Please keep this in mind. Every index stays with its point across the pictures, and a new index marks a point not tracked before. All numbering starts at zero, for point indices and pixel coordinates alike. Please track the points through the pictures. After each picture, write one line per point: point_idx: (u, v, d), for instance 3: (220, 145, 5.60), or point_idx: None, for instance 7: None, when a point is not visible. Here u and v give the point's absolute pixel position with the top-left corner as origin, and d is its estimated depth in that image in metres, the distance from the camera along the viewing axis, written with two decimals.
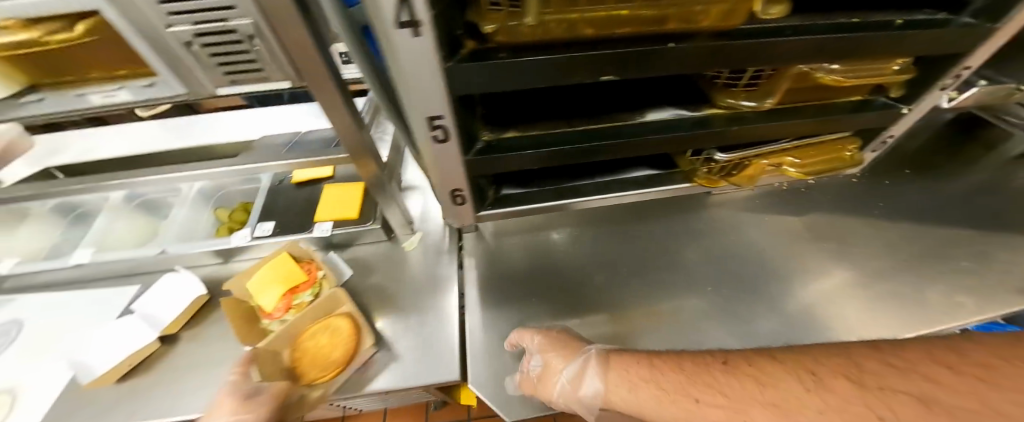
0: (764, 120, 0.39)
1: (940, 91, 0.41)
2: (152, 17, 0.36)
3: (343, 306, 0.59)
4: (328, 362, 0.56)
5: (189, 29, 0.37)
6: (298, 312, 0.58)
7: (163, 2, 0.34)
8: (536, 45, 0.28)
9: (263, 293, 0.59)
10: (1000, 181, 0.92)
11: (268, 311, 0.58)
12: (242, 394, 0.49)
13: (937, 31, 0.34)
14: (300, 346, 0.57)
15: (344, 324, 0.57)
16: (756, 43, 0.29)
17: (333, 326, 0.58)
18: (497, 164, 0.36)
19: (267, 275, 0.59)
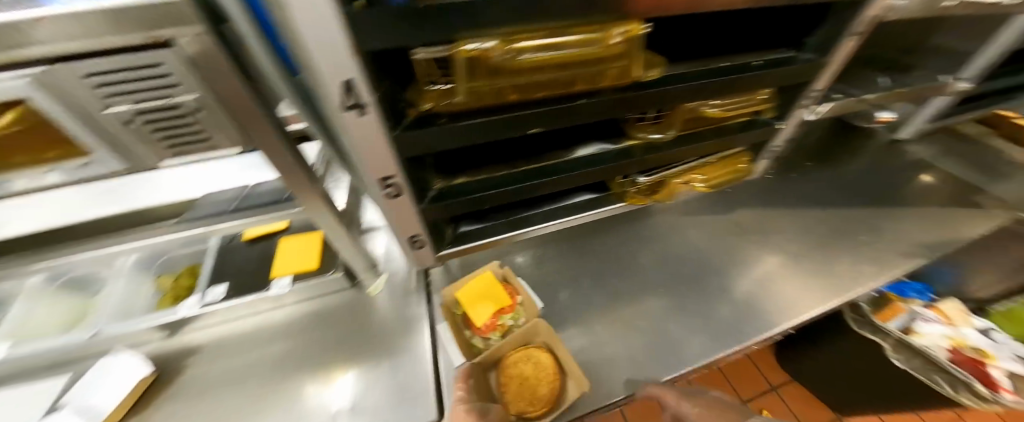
0: (672, 147, 0.46)
1: (803, 108, 0.51)
2: (88, 101, 0.36)
3: (538, 338, 0.64)
4: (538, 398, 0.58)
5: (128, 109, 0.38)
6: (501, 333, 0.63)
7: (101, 86, 0.35)
8: (471, 110, 0.32)
9: (474, 307, 0.64)
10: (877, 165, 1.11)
11: (478, 325, 0.63)
12: (475, 412, 0.51)
13: (785, 69, 0.44)
14: (507, 372, 0.61)
15: (547, 359, 0.61)
16: (647, 94, 0.36)
17: (533, 357, 0.62)
18: (450, 208, 0.39)
19: (477, 289, 0.65)
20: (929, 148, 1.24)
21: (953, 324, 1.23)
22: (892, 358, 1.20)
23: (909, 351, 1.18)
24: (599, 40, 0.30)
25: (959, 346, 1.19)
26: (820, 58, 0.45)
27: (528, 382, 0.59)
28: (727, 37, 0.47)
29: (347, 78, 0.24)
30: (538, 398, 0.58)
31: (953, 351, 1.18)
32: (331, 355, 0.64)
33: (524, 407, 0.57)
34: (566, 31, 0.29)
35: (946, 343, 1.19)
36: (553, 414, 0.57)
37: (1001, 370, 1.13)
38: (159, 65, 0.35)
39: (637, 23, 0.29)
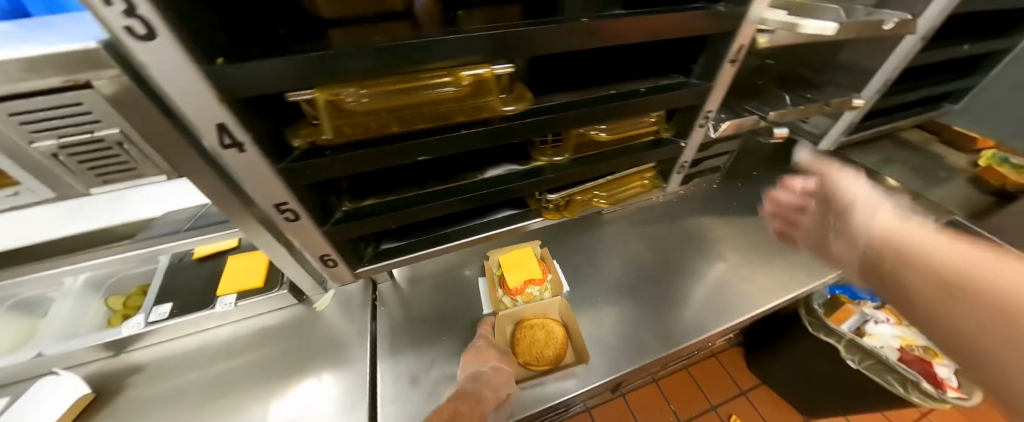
0: (572, 167, 0.50)
1: (701, 128, 0.55)
2: (13, 137, 0.39)
3: (558, 314, 0.75)
4: (542, 354, 0.67)
5: (53, 144, 0.41)
6: (526, 299, 0.75)
7: (24, 125, 0.38)
8: (354, 143, 0.36)
9: (511, 271, 0.77)
10: None
11: (511, 287, 0.76)
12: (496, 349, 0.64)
13: (671, 93, 0.47)
14: (521, 332, 0.72)
15: (560, 330, 0.71)
16: (522, 123, 0.40)
17: (548, 327, 0.72)
18: (354, 229, 0.42)
19: (519, 260, 0.79)
20: None
21: (902, 324, 1.27)
22: (845, 359, 1.24)
23: (861, 351, 1.20)
24: (457, 81, 0.35)
25: (909, 346, 1.23)
26: (705, 82, 0.49)
27: (539, 344, 0.69)
28: (622, 66, 0.52)
29: (219, 122, 0.29)
30: (542, 354, 0.67)
31: (903, 350, 1.21)
32: (273, 370, 0.66)
33: (530, 357, 0.67)
34: (421, 75, 0.33)
35: (896, 343, 1.23)
36: (552, 370, 0.64)
37: (948, 367, 1.16)
38: (81, 106, 0.39)
39: (485, 67, 0.34)
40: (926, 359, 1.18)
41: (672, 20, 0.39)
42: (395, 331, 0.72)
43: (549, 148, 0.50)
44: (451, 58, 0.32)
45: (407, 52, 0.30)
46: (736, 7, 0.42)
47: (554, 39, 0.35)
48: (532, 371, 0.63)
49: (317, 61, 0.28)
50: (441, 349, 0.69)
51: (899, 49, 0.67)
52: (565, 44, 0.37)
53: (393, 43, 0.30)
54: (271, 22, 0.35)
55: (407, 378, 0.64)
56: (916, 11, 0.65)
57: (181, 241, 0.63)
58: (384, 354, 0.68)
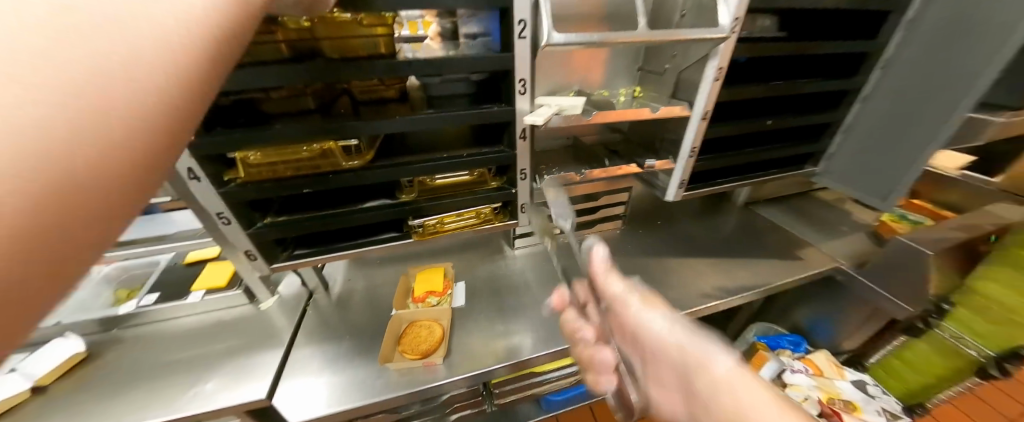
0: (424, 201, 0.74)
1: (525, 180, 0.77)
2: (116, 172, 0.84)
3: (443, 320, 0.93)
4: (417, 347, 0.85)
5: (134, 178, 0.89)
6: (425, 305, 0.94)
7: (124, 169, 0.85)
8: (266, 179, 0.64)
9: (420, 283, 0.99)
10: (722, 223, 1.32)
11: (417, 295, 0.96)
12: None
13: (483, 157, 0.72)
14: (412, 330, 0.90)
15: (438, 332, 0.89)
16: (370, 171, 0.66)
17: (432, 328, 0.90)
18: (266, 232, 0.68)
19: (428, 276, 1.01)
20: (787, 206, 1.41)
21: (823, 377, 1.17)
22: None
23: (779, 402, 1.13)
24: (319, 149, 0.64)
25: (829, 399, 1.12)
26: (511, 151, 0.73)
27: (419, 339, 0.87)
28: (466, 140, 0.78)
29: (188, 166, 0.58)
30: (417, 348, 0.85)
31: (823, 403, 1.10)
32: (217, 349, 0.89)
33: (407, 349, 0.85)
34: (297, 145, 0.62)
35: (817, 395, 1.11)
36: (417, 360, 0.82)
37: None
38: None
39: (332, 142, 0.62)
40: (842, 412, 1.08)
41: (460, 116, 0.66)
42: (316, 329, 0.96)
43: (411, 190, 0.75)
44: (311, 137, 0.60)
45: (283, 133, 0.58)
46: (508, 106, 0.68)
47: (378, 126, 0.63)
48: (405, 357, 0.83)
49: (236, 139, 0.57)
50: (343, 345, 0.90)
51: (688, 126, 0.84)
52: (389, 127, 0.63)
53: (275, 131, 0.58)
54: (235, 116, 0.65)
55: (312, 364, 0.86)
56: (692, 98, 0.83)
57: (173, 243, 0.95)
58: (302, 344, 0.91)
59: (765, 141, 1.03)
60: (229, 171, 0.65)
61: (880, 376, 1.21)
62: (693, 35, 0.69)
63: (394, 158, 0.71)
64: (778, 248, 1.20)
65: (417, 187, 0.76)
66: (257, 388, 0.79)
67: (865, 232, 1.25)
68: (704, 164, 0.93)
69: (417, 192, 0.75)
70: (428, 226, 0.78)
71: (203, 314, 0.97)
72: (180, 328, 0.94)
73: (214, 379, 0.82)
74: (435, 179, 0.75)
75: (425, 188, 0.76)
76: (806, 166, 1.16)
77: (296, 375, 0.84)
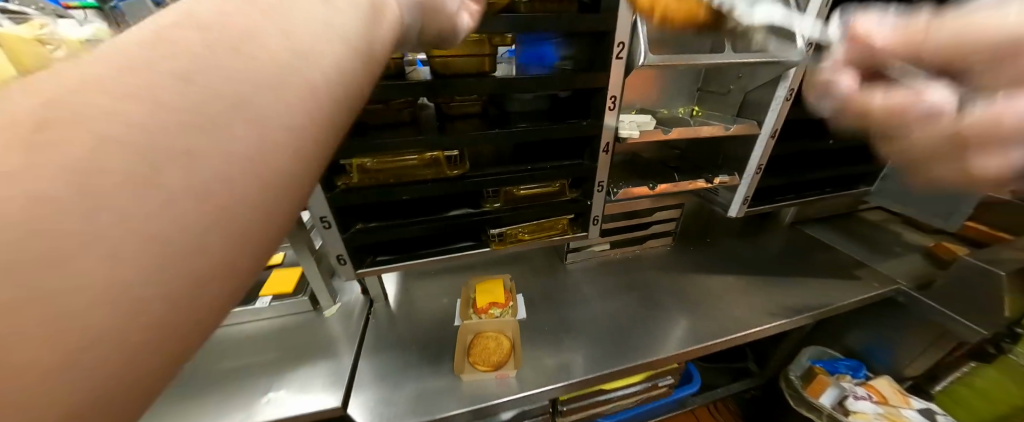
0: (507, 211, 0.76)
1: (600, 193, 0.79)
2: None
3: (507, 333, 0.93)
4: (489, 359, 0.85)
5: None
6: (489, 317, 0.95)
7: None
8: (368, 186, 0.66)
9: (483, 294, 0.99)
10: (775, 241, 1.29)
11: (480, 306, 0.96)
12: None
13: (565, 168, 0.75)
14: (479, 340, 0.90)
15: (507, 343, 0.89)
16: (468, 181, 0.69)
17: (499, 339, 0.90)
18: (362, 238, 0.70)
19: (489, 288, 1.01)
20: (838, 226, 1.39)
21: (888, 405, 1.12)
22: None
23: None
24: (428, 157, 0.66)
25: None
26: (592, 162, 0.76)
27: (488, 350, 0.88)
28: (545, 151, 0.81)
29: None
30: (489, 360, 0.85)
31: None
32: (304, 349, 0.92)
33: (477, 360, 0.85)
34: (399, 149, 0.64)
35: None
36: (491, 371, 0.83)
37: None
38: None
39: (440, 152, 0.65)
40: None
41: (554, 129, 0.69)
42: (379, 336, 0.96)
43: (493, 199, 0.78)
44: (420, 146, 0.64)
45: (396, 145, 0.62)
46: (595, 122, 0.71)
47: (476, 137, 0.66)
48: (478, 370, 0.84)
49: (353, 146, 0.61)
50: (410, 354, 0.90)
51: (757, 143, 0.87)
52: (489, 137, 0.67)
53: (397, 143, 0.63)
54: None
55: (379, 371, 0.86)
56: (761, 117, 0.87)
57: None
58: (366, 353, 0.91)
59: (823, 161, 1.05)
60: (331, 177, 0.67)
61: (947, 406, 1.15)
62: (771, 58, 0.73)
63: (484, 168, 0.74)
64: (834, 267, 1.19)
65: (495, 198, 0.77)
66: (331, 395, 0.79)
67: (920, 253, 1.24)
68: (767, 181, 0.95)
69: (495, 202, 0.77)
70: (505, 236, 0.80)
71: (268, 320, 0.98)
72: (248, 334, 0.96)
73: (278, 390, 0.81)
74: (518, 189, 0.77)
75: (500, 199, 0.77)
76: (862, 185, 1.14)
77: (366, 381, 0.84)
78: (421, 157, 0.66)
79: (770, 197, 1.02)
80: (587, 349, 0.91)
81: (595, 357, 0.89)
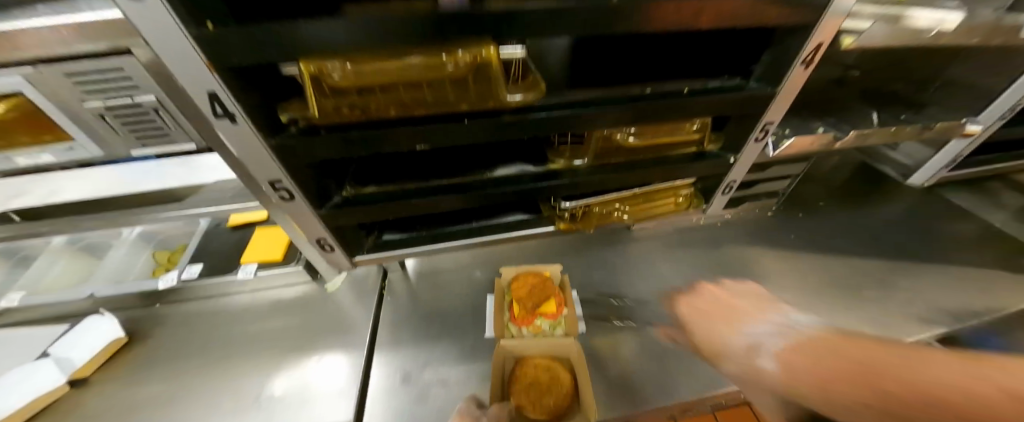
0: (598, 174, 0.43)
1: (756, 142, 0.45)
2: (116, 143, 0.49)
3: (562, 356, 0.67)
4: (543, 406, 0.60)
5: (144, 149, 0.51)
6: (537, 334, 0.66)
7: (87, 103, 0.43)
8: (350, 124, 0.34)
9: (527, 299, 0.69)
10: (916, 211, 0.97)
11: (521, 318, 0.68)
12: None
13: (722, 97, 0.39)
14: (522, 371, 0.64)
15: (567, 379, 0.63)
16: (548, 116, 0.36)
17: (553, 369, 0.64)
18: (352, 216, 0.41)
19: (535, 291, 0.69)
20: None
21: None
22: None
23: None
24: (461, 59, 0.31)
25: None
26: (768, 88, 0.40)
27: (540, 387, 0.62)
28: (671, 61, 0.44)
29: (210, 91, 0.28)
30: (543, 407, 0.60)
31: None
32: (307, 329, 0.70)
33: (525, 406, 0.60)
34: (390, 45, 0.27)
35: None
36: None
37: None
38: (140, 106, 0.45)
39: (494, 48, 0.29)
40: None
41: (745, 5, 0.32)
42: (399, 318, 0.72)
43: (568, 151, 0.44)
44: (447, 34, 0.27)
45: (395, 25, 0.26)
46: None
47: (575, 13, 0.29)
48: (527, 418, 0.59)
49: (283, 29, 0.24)
50: (439, 353, 0.66)
51: None
52: (599, 14, 0.30)
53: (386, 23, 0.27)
54: None
55: (401, 370, 0.63)
56: None
57: (104, 107, 0.44)
58: (384, 344, 0.67)
59: None
60: (278, 102, 0.34)
61: None
62: None
63: (560, 93, 0.39)
64: (986, 244, 0.89)
65: (585, 148, 0.44)
66: (334, 409, 0.58)
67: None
68: (999, 133, 0.63)
69: (585, 156, 0.44)
70: (582, 210, 0.49)
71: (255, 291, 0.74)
72: (228, 310, 0.72)
73: (268, 397, 0.60)
74: (625, 133, 0.42)
75: (589, 152, 0.44)
76: None
77: (387, 382, 0.62)
78: (450, 59, 0.30)
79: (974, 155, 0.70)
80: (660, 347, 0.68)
81: (671, 358, 0.66)
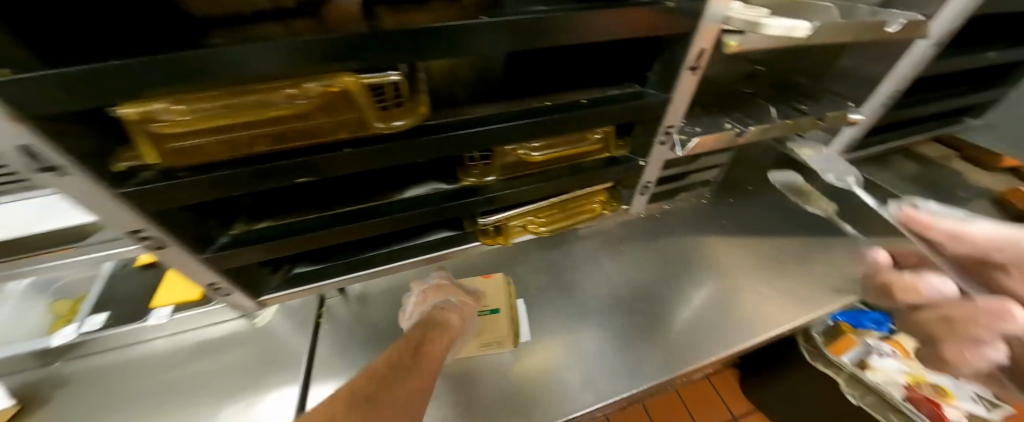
0: (508, 189, 0.43)
1: (661, 145, 0.47)
2: None
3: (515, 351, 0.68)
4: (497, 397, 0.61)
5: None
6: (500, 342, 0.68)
7: None
8: (215, 162, 0.30)
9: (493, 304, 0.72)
10: (836, 186, 1.04)
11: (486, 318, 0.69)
12: None
13: (619, 106, 0.40)
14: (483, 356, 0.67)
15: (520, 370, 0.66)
16: (441, 137, 0.34)
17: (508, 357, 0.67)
18: (244, 257, 0.38)
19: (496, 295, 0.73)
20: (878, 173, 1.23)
21: (909, 358, 0.97)
22: (842, 393, 0.97)
23: (862, 386, 0.96)
24: (312, 92, 0.28)
25: (915, 384, 0.95)
26: (663, 94, 0.42)
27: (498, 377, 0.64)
28: (572, 71, 0.44)
29: (19, 144, 0.23)
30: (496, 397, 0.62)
31: (911, 389, 0.93)
32: (240, 367, 0.66)
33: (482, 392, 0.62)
34: (221, 82, 0.24)
35: (902, 381, 0.95)
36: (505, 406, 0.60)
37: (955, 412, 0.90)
38: None
39: (346, 76, 0.28)
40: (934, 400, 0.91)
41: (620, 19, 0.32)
42: (339, 346, 0.69)
43: (476, 168, 0.43)
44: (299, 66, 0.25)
45: (225, 60, 0.23)
46: (694, 3, 0.34)
47: (446, 35, 0.28)
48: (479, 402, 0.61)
49: (87, 71, 0.20)
50: None
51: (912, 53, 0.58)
52: (472, 35, 0.29)
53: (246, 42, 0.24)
54: (122, 22, 0.30)
55: None
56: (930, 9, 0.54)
57: None
58: (322, 376, 0.64)
59: (943, 86, 0.76)
60: (124, 143, 0.30)
61: None
62: None
63: (456, 111, 0.38)
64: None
65: (491, 165, 0.43)
66: None
67: (987, 199, 0.99)
68: (885, 118, 0.69)
69: (489, 175, 0.43)
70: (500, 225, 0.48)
71: (176, 335, 0.68)
72: (144, 359, 0.66)
73: None
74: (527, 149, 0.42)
75: (495, 169, 0.43)
76: (966, 117, 0.86)
77: None
78: (297, 92, 0.28)
79: (868, 137, 0.77)
80: (603, 340, 0.71)
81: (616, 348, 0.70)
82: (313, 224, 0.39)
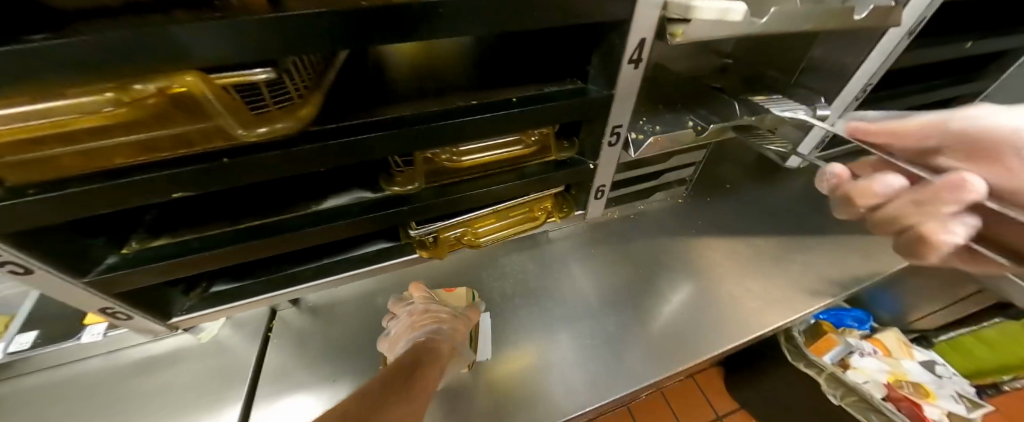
0: (434, 197, 0.39)
1: (610, 146, 0.43)
2: None
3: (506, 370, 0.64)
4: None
5: None
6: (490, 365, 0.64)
7: None
8: (70, 178, 0.26)
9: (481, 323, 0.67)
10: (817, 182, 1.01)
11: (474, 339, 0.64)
12: None
13: (557, 105, 0.36)
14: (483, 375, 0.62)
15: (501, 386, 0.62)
16: (344, 142, 0.30)
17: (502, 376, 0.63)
18: (135, 279, 0.34)
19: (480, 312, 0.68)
20: None
21: (890, 357, 0.96)
22: (823, 394, 0.93)
23: (843, 386, 0.91)
24: (142, 96, 0.24)
25: (896, 382, 0.92)
26: (605, 90, 0.38)
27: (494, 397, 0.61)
28: (509, 67, 0.41)
29: None
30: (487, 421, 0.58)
31: (892, 387, 0.90)
32: (187, 386, 0.62)
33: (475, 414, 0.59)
34: (23, 88, 0.20)
35: (883, 380, 0.92)
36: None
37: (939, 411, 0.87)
38: None
39: (184, 76, 0.23)
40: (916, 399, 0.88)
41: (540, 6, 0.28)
42: (290, 361, 0.65)
43: (399, 176, 0.40)
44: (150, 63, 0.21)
45: (23, 58, 0.18)
46: None
47: (326, 24, 0.24)
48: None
49: None
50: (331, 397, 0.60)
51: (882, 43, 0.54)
52: (358, 25, 0.25)
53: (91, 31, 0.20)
54: None
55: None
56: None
57: None
58: (267, 395, 0.61)
59: (921, 79, 0.73)
60: None
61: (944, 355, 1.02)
62: None
63: (368, 111, 0.34)
64: None
65: (412, 173, 0.39)
66: None
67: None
68: (860, 112, 0.66)
69: (411, 182, 0.39)
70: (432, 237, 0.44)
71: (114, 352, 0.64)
72: (78, 379, 0.62)
73: None
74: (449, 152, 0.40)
75: (418, 177, 0.40)
76: (946, 111, 0.84)
77: None
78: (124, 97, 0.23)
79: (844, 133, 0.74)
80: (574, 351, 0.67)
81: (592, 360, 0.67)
82: (217, 241, 0.36)
